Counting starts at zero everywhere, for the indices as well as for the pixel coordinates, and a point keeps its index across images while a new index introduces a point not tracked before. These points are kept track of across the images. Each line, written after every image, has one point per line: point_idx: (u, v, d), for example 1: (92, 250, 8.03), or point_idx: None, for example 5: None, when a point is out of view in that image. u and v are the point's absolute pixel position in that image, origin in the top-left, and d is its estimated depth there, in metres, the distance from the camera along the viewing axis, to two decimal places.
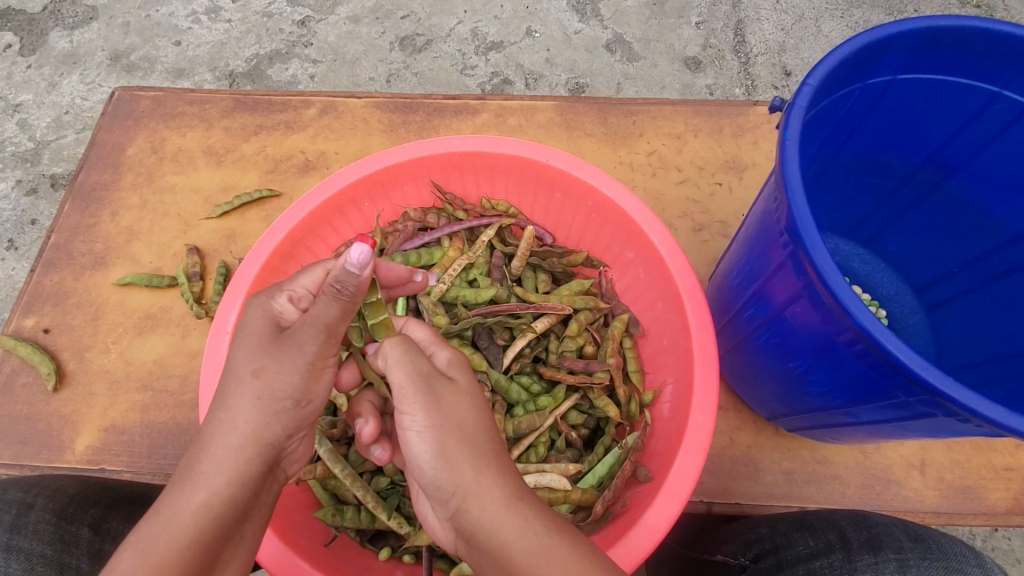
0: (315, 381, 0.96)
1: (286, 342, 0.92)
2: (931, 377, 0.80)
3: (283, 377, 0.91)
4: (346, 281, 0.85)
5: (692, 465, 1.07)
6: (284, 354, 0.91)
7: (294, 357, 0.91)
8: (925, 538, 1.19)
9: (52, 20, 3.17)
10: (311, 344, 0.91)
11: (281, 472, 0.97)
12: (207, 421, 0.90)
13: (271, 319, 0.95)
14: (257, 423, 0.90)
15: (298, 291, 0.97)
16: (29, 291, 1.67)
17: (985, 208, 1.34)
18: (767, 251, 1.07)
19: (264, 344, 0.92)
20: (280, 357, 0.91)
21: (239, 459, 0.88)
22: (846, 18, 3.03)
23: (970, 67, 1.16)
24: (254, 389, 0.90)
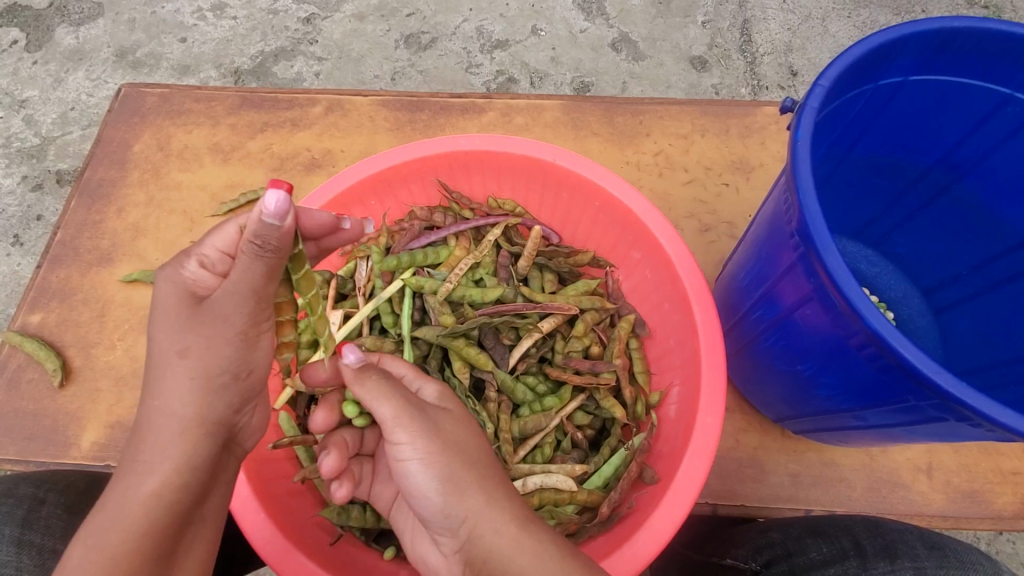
0: (251, 352, 0.96)
1: (208, 316, 0.91)
2: (943, 382, 0.80)
3: (216, 355, 0.92)
4: (265, 235, 0.83)
5: (699, 467, 1.07)
6: (207, 329, 0.91)
7: (221, 331, 0.91)
8: (942, 547, 1.22)
9: (58, 17, 3.17)
10: (235, 316, 0.91)
11: (232, 448, 0.99)
12: (143, 410, 0.91)
13: (184, 290, 0.93)
14: (196, 404, 0.91)
15: (211, 257, 0.94)
16: (35, 287, 1.68)
17: (995, 210, 1.33)
18: (777, 253, 1.06)
19: (184, 321, 0.91)
20: (205, 335, 0.91)
21: (185, 442, 0.89)
22: (853, 18, 3.02)
23: (983, 68, 1.15)
24: (185, 369, 0.90)
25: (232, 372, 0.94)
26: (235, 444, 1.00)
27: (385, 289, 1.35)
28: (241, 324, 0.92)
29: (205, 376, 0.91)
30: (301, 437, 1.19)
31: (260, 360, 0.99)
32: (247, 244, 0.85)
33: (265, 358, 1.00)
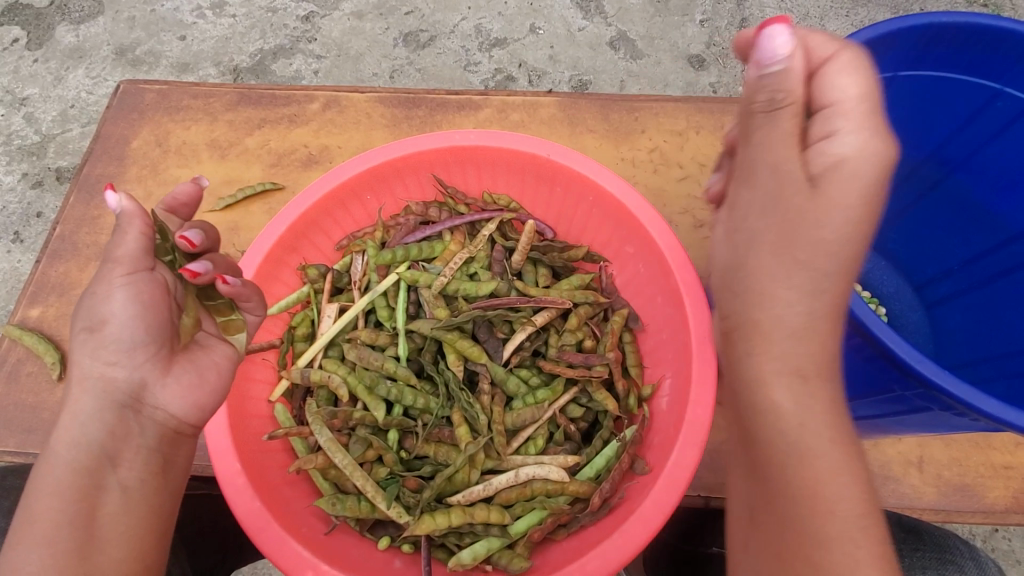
0: (149, 313, 1.00)
1: (100, 286, 1.00)
2: (927, 370, 0.81)
3: (100, 319, 0.98)
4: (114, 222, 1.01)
5: (689, 457, 1.09)
6: (98, 300, 0.99)
7: (110, 296, 0.99)
8: (920, 530, 1.46)
9: (59, 15, 3.19)
10: (116, 281, 0.99)
11: (149, 409, 0.99)
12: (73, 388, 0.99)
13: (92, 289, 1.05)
14: (101, 369, 0.97)
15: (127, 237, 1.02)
16: (34, 281, 1.69)
17: (986, 205, 1.35)
18: (766, 246, 1.07)
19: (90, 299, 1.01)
20: (100, 306, 0.99)
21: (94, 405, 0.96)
22: (851, 16, 3.02)
23: (972, 63, 1.17)
24: (90, 342, 0.98)
25: (119, 333, 0.97)
26: (148, 405, 0.99)
27: (380, 282, 1.36)
28: (122, 287, 0.99)
29: (97, 341, 0.98)
30: (296, 429, 1.20)
31: (160, 321, 1.01)
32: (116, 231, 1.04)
33: (164, 317, 1.02)
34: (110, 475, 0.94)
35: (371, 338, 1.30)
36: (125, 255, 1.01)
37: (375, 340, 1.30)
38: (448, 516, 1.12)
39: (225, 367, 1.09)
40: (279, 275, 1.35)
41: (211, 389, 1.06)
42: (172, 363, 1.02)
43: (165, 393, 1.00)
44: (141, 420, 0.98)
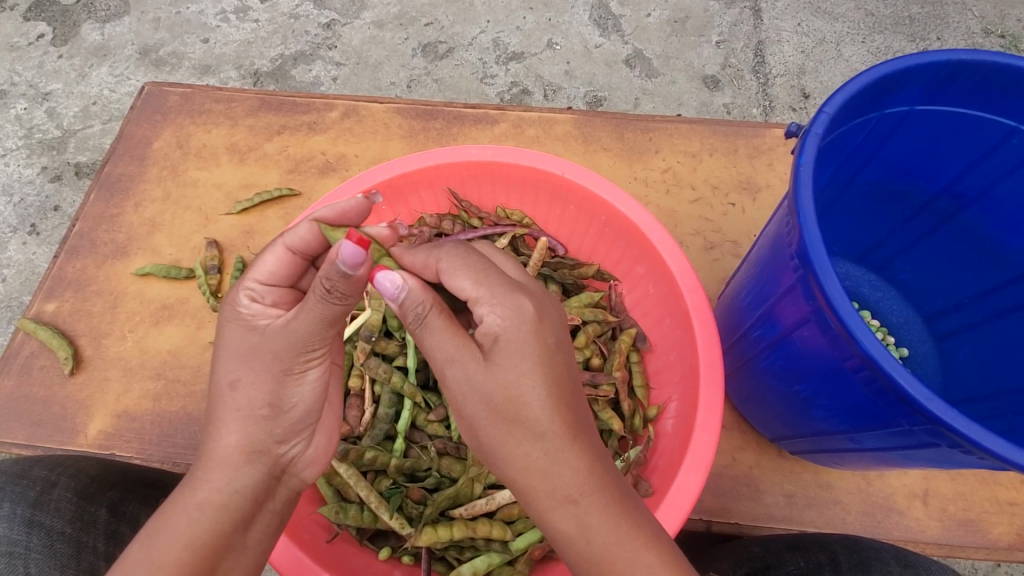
0: (294, 386, 0.98)
1: (267, 345, 0.95)
2: (935, 408, 0.82)
3: (282, 401, 0.97)
4: (337, 281, 0.85)
5: (693, 482, 1.11)
6: (256, 363, 0.95)
7: (268, 365, 0.95)
8: (913, 565, 1.22)
9: (86, 13, 3.26)
10: (282, 352, 0.95)
11: (291, 477, 1.01)
12: (260, 428, 0.95)
13: (246, 325, 0.97)
14: (239, 433, 0.95)
15: (258, 290, 1.01)
16: (51, 276, 1.72)
17: (999, 242, 1.35)
18: (776, 275, 1.09)
19: (245, 352, 0.96)
20: (253, 365, 0.95)
21: (233, 469, 0.93)
22: (867, 43, 3.03)
23: (989, 102, 1.18)
24: (232, 401, 0.95)
25: (299, 414, 1.00)
26: (289, 473, 1.01)
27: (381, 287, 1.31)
28: (286, 361, 0.95)
29: (270, 420, 0.96)
30: None
31: (301, 395, 1.00)
32: (317, 285, 0.88)
33: (308, 393, 1.01)
34: (283, 486, 1.00)
35: (382, 348, 1.30)
36: (326, 336, 0.96)
37: (385, 350, 1.31)
38: (450, 529, 1.13)
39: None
40: None
41: (228, 451, 0.94)
42: (314, 431, 1.06)
43: (308, 455, 1.03)
44: (280, 488, 0.99)
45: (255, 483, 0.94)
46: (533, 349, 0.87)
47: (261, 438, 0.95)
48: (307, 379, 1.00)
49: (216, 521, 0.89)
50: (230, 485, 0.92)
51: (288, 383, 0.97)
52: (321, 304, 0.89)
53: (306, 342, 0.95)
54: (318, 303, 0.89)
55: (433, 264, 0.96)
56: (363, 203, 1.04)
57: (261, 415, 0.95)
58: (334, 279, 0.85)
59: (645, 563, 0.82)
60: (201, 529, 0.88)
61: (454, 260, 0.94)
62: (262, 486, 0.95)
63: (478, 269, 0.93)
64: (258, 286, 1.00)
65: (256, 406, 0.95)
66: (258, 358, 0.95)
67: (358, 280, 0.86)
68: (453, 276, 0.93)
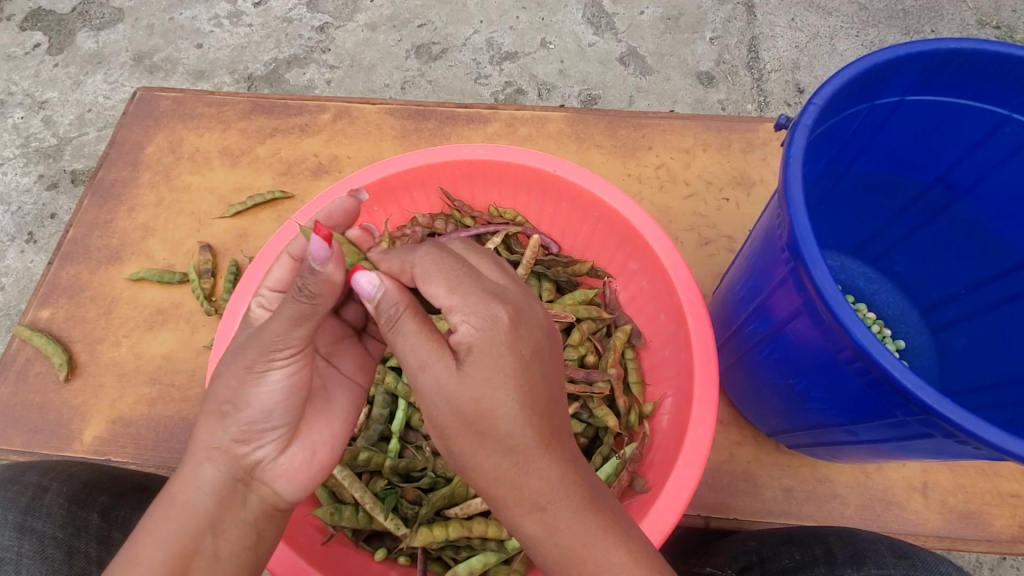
0: (264, 387, 0.92)
1: (241, 344, 0.93)
2: (928, 398, 0.82)
3: (247, 401, 0.92)
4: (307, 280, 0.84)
5: (688, 477, 1.10)
6: (230, 363, 0.93)
7: (237, 364, 0.91)
8: (911, 556, 1.20)
9: (80, 21, 3.26)
10: (250, 350, 0.91)
11: (258, 485, 0.95)
12: (229, 431, 0.92)
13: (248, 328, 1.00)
14: (210, 434, 0.93)
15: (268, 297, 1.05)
16: (45, 283, 1.71)
17: (993, 231, 1.34)
18: (769, 268, 1.08)
19: (227, 352, 0.95)
20: (228, 365, 0.93)
21: (205, 470, 0.92)
22: (861, 37, 3.03)
23: (979, 91, 1.17)
24: (210, 400, 0.94)
25: (262, 415, 0.93)
26: (258, 479, 0.95)
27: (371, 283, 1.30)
28: (252, 359, 0.90)
29: (236, 423, 0.92)
30: None
31: (272, 397, 0.93)
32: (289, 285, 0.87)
33: (279, 395, 0.94)
34: (254, 494, 0.95)
35: None
36: (295, 333, 0.89)
37: None
38: (446, 529, 1.13)
39: (336, 439, 1.05)
40: None
41: (201, 451, 0.93)
42: (291, 437, 0.99)
43: (277, 464, 0.96)
44: (249, 496, 0.95)
45: (215, 484, 0.92)
46: (515, 354, 0.85)
47: (223, 438, 0.92)
48: (272, 380, 0.92)
49: (183, 522, 0.89)
50: (198, 485, 0.91)
51: (256, 384, 0.91)
52: (290, 302, 0.86)
53: (270, 339, 0.89)
54: (289, 302, 0.87)
55: (408, 269, 0.92)
56: (350, 202, 1.10)
57: (226, 414, 0.92)
58: (305, 278, 0.85)
59: (621, 561, 0.83)
60: (168, 526, 0.89)
61: (429, 265, 0.89)
62: (225, 488, 0.93)
63: (452, 275, 0.88)
64: (266, 292, 1.05)
65: (224, 407, 0.92)
66: (232, 358, 0.93)
67: (329, 278, 0.85)
68: (427, 285, 0.88)
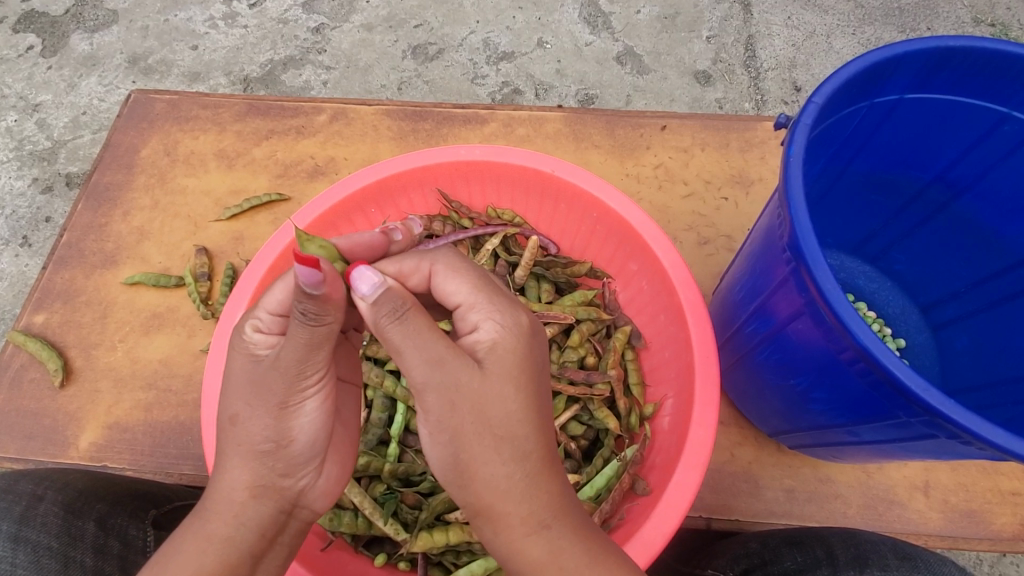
0: (294, 419, 0.92)
1: (260, 379, 0.90)
2: (933, 399, 0.81)
3: (285, 436, 0.91)
4: (307, 304, 0.81)
5: (690, 479, 1.09)
6: (252, 399, 0.90)
7: (263, 399, 0.89)
8: (913, 557, 1.20)
9: (74, 23, 3.24)
10: (276, 385, 0.89)
11: (301, 510, 0.95)
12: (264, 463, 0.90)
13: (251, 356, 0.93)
14: (243, 470, 0.90)
15: (265, 319, 0.94)
16: (40, 288, 1.70)
17: (993, 229, 1.34)
18: (769, 268, 1.07)
19: (242, 387, 0.91)
20: (249, 401, 0.90)
21: (242, 505, 0.89)
22: (858, 34, 3.03)
23: (979, 88, 1.17)
24: (233, 436, 0.91)
25: (301, 444, 0.93)
26: (300, 505, 0.95)
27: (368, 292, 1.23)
28: (279, 394, 0.89)
29: (274, 456, 0.91)
30: None
31: (304, 428, 0.93)
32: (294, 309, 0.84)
33: (313, 425, 0.94)
34: (294, 519, 0.95)
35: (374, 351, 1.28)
36: (319, 360, 0.89)
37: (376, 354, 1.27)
38: (446, 534, 1.12)
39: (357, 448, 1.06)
40: None
41: (236, 486, 0.90)
42: (325, 458, 0.98)
43: (319, 487, 0.97)
44: (292, 521, 0.94)
45: (260, 516, 0.90)
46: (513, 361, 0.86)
47: (264, 472, 0.91)
48: (306, 409, 0.92)
49: (224, 555, 0.86)
50: (237, 518, 0.89)
51: (286, 417, 0.91)
52: (302, 330, 0.84)
53: (297, 369, 0.88)
54: (300, 328, 0.84)
55: (425, 268, 0.97)
56: (379, 237, 1.08)
57: (263, 450, 0.91)
58: (304, 302, 0.81)
59: None
60: (211, 564, 0.85)
61: (450, 265, 0.96)
62: (269, 521, 0.91)
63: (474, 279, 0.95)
64: (264, 315, 0.93)
65: (254, 442, 0.90)
66: (252, 393, 0.90)
67: (327, 299, 0.81)
68: (448, 282, 0.95)
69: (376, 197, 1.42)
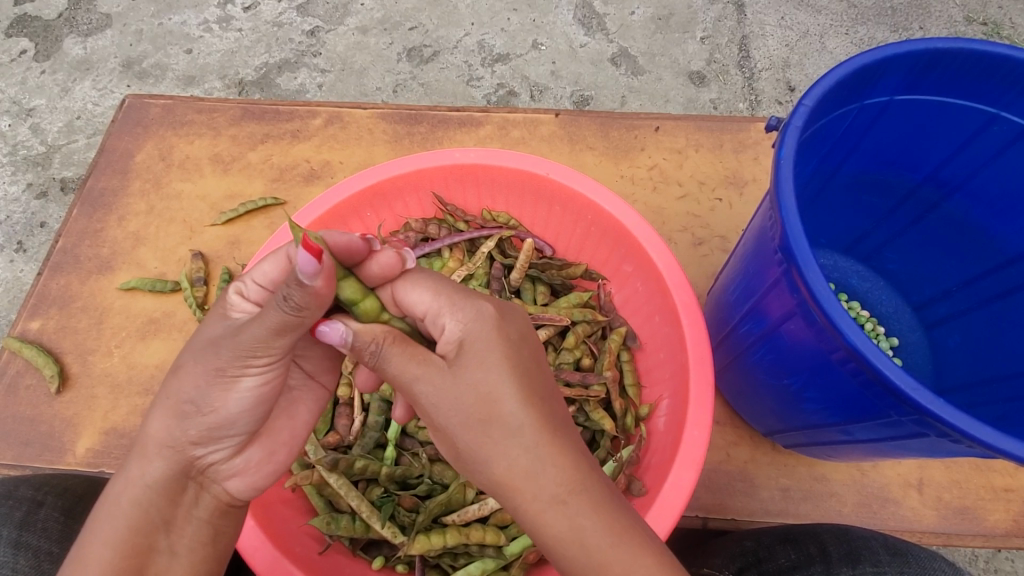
0: (227, 392, 0.91)
1: (212, 342, 0.90)
2: (922, 398, 0.82)
3: (214, 404, 0.91)
4: (294, 293, 0.79)
5: (685, 479, 1.10)
6: (198, 357, 0.90)
7: (206, 362, 0.89)
8: (905, 553, 1.21)
9: (68, 27, 3.23)
10: (222, 351, 0.88)
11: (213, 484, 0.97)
12: (190, 429, 0.91)
13: (222, 317, 0.94)
14: (168, 430, 0.91)
15: (249, 287, 0.95)
16: (35, 294, 1.70)
17: (984, 228, 1.35)
18: (762, 269, 1.08)
19: (198, 344, 0.92)
20: (195, 359, 0.90)
21: (158, 467, 0.92)
22: (850, 35, 3.04)
23: (968, 89, 1.18)
24: (167, 390, 0.91)
25: (226, 420, 0.94)
26: (211, 478, 0.97)
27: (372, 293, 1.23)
28: (222, 362, 0.88)
29: (201, 423, 0.92)
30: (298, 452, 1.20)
31: (232, 402, 0.93)
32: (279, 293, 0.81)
33: (245, 402, 0.94)
34: (206, 493, 0.97)
35: None
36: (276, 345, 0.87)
37: None
38: (443, 536, 1.12)
39: (297, 441, 1.07)
40: None
41: (158, 443, 0.92)
42: (249, 442, 1.00)
43: (235, 466, 0.98)
44: (201, 493, 0.97)
45: (166, 481, 0.92)
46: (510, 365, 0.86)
47: (179, 436, 0.92)
48: (242, 387, 0.91)
49: (134, 519, 0.89)
50: (145, 480, 0.91)
51: (221, 387, 0.90)
52: (274, 313, 0.81)
53: (248, 346, 0.86)
54: (274, 310, 0.81)
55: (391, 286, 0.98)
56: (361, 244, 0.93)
57: (185, 411, 0.91)
58: (290, 287, 0.79)
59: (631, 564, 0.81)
60: (115, 526, 0.88)
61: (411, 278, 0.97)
62: (176, 487, 0.93)
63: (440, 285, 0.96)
64: (249, 283, 0.95)
65: (185, 403, 0.91)
66: (202, 353, 0.90)
67: (316, 293, 0.79)
68: (410, 294, 0.96)
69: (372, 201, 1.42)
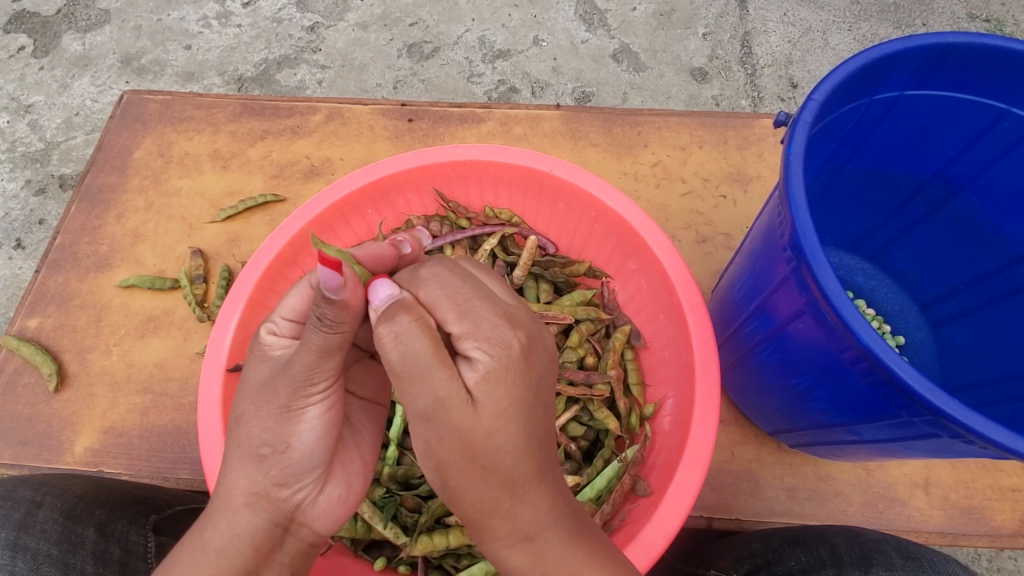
0: (296, 425, 0.89)
1: (268, 383, 0.89)
2: (935, 399, 0.81)
3: (286, 440, 0.89)
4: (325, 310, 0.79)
5: (691, 480, 1.08)
6: (258, 399, 0.89)
7: (268, 400, 0.88)
8: (919, 556, 1.19)
9: (66, 23, 3.21)
10: (281, 386, 0.87)
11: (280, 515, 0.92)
12: (267, 470, 0.89)
13: (262, 357, 0.92)
14: (242, 475, 0.89)
15: (280, 323, 0.93)
16: (33, 291, 1.68)
17: (992, 225, 1.33)
18: (770, 267, 1.07)
19: (252, 387, 0.90)
20: (255, 402, 0.89)
21: (241, 514, 0.88)
22: (853, 30, 3.02)
23: (979, 84, 1.16)
24: (236, 437, 0.90)
25: (302, 454, 0.92)
26: (298, 522, 0.93)
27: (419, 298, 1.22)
28: (283, 397, 0.87)
29: (277, 462, 0.89)
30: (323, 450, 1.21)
31: (305, 434, 0.91)
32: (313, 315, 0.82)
33: (316, 432, 0.92)
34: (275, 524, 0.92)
35: None
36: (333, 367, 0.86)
37: None
38: (446, 536, 1.11)
39: (367, 467, 1.06)
40: (277, 287, 1.34)
41: (235, 491, 0.89)
42: (328, 476, 0.97)
43: (316, 501, 0.95)
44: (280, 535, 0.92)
45: (256, 529, 0.89)
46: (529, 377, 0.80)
47: (262, 480, 0.89)
48: (311, 416, 0.90)
49: (217, 569, 0.84)
50: (231, 528, 0.87)
51: (290, 422, 0.88)
52: (315, 334, 0.81)
53: (306, 375, 0.86)
54: (314, 334, 0.82)
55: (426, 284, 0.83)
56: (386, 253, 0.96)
57: (263, 455, 0.89)
58: (322, 308, 0.79)
59: None
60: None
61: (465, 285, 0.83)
62: (263, 535, 0.89)
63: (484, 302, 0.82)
64: (281, 321, 0.93)
65: (255, 445, 0.89)
66: (259, 396, 0.89)
67: (346, 306, 0.79)
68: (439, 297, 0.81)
69: (373, 196, 1.41)
